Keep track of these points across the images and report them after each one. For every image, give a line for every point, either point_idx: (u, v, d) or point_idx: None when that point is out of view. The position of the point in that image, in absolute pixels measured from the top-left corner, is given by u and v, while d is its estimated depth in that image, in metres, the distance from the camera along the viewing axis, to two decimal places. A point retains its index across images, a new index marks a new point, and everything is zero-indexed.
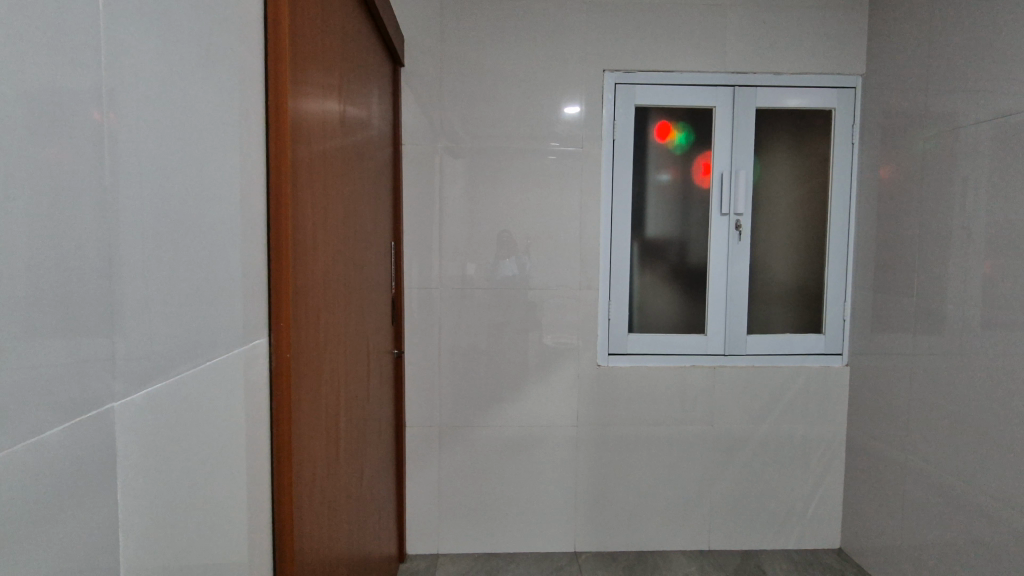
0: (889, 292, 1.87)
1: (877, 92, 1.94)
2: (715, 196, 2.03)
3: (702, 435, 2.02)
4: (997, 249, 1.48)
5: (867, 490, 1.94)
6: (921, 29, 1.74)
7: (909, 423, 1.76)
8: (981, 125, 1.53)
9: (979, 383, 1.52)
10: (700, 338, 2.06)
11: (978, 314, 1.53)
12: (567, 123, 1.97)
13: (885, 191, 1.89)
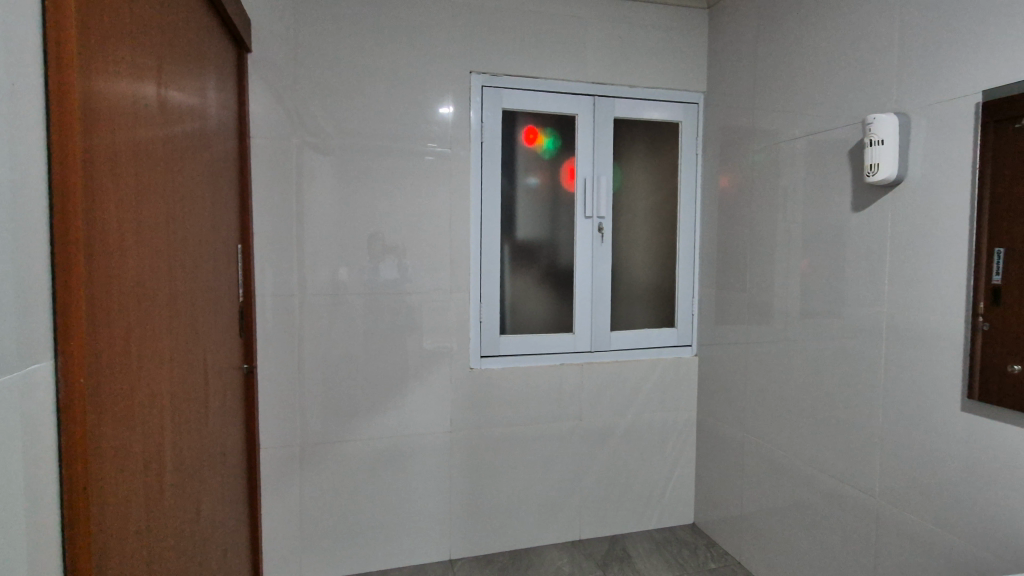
0: (727, 288, 2.09)
1: (715, 108, 2.16)
2: (578, 199, 2.12)
3: (572, 429, 2.11)
4: (811, 249, 1.71)
5: (713, 468, 2.15)
6: (750, 55, 1.97)
7: (746, 404, 1.98)
8: (796, 142, 1.77)
9: (797, 365, 1.75)
10: (568, 336, 2.14)
11: (797, 305, 1.76)
12: (436, 123, 1.94)
13: (723, 198, 2.11)
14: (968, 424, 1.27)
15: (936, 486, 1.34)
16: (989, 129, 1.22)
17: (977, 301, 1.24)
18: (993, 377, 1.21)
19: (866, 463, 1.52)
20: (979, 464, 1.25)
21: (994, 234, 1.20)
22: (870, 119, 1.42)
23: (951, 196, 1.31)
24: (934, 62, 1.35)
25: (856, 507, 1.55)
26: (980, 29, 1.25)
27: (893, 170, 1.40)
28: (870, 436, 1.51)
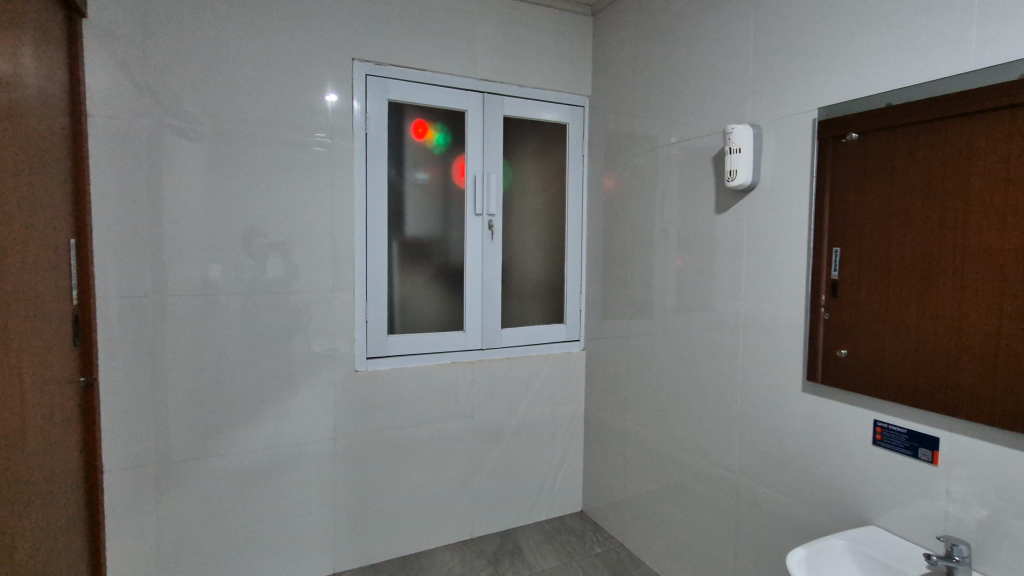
0: (611, 284, 2.19)
1: (599, 112, 2.26)
2: (469, 196, 2.11)
3: (464, 428, 2.10)
4: (683, 248, 1.85)
5: (599, 456, 2.25)
6: (630, 63, 2.08)
7: (627, 394, 2.09)
8: (671, 147, 1.89)
9: (673, 356, 1.88)
10: (460, 334, 2.12)
11: (673, 300, 1.89)
12: (317, 110, 1.82)
13: (608, 198, 2.21)
14: (808, 403, 1.44)
15: (783, 459, 1.50)
16: (824, 143, 1.38)
17: (819, 294, 1.40)
18: (830, 360, 1.37)
19: (728, 443, 1.67)
20: (816, 437, 1.42)
21: (832, 235, 1.37)
22: (729, 129, 1.56)
23: (795, 201, 1.47)
24: (781, 80, 1.51)
25: (719, 485, 1.70)
26: (817, 53, 1.42)
27: (748, 176, 1.54)
28: (731, 418, 1.66)
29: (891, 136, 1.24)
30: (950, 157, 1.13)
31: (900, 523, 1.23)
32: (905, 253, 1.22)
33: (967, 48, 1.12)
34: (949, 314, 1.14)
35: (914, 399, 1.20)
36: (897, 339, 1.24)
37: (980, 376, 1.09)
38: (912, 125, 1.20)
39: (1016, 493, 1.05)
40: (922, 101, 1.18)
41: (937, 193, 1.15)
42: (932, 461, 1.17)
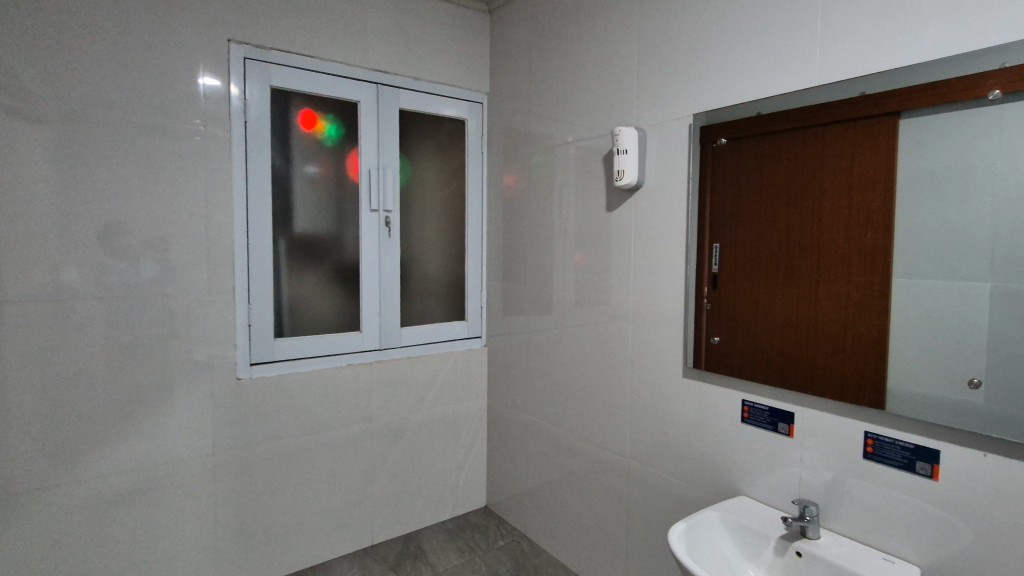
0: (512, 281, 2.23)
1: (497, 110, 2.28)
2: (364, 192, 2.03)
3: (362, 432, 2.03)
4: (578, 245, 1.92)
5: (501, 451, 2.28)
6: (526, 63, 2.12)
7: (528, 388, 2.13)
8: (566, 147, 1.96)
9: (570, 349, 1.95)
10: (356, 335, 2.04)
11: (570, 295, 1.95)
12: (190, 94, 1.66)
13: (507, 196, 2.24)
14: (687, 387, 1.56)
15: (666, 441, 1.61)
16: (704, 145, 1.49)
17: (702, 286, 1.51)
18: (711, 347, 1.49)
19: (619, 429, 1.76)
20: (694, 418, 1.54)
21: (712, 231, 1.48)
22: (617, 131, 1.64)
23: (675, 201, 1.58)
24: (661, 87, 1.62)
25: (612, 470, 1.79)
26: (692, 63, 1.53)
27: (634, 176, 1.63)
28: (622, 406, 1.75)
29: (760, 141, 1.36)
30: (808, 162, 1.26)
31: (763, 491, 1.37)
32: (774, 247, 1.34)
33: (813, 67, 1.27)
34: (809, 302, 1.27)
35: (781, 380, 1.33)
36: (768, 326, 1.36)
37: (830, 357, 1.23)
38: (777, 132, 1.33)
39: (852, 456, 1.21)
40: (785, 110, 1.31)
41: (799, 193, 1.28)
42: (788, 433, 1.32)
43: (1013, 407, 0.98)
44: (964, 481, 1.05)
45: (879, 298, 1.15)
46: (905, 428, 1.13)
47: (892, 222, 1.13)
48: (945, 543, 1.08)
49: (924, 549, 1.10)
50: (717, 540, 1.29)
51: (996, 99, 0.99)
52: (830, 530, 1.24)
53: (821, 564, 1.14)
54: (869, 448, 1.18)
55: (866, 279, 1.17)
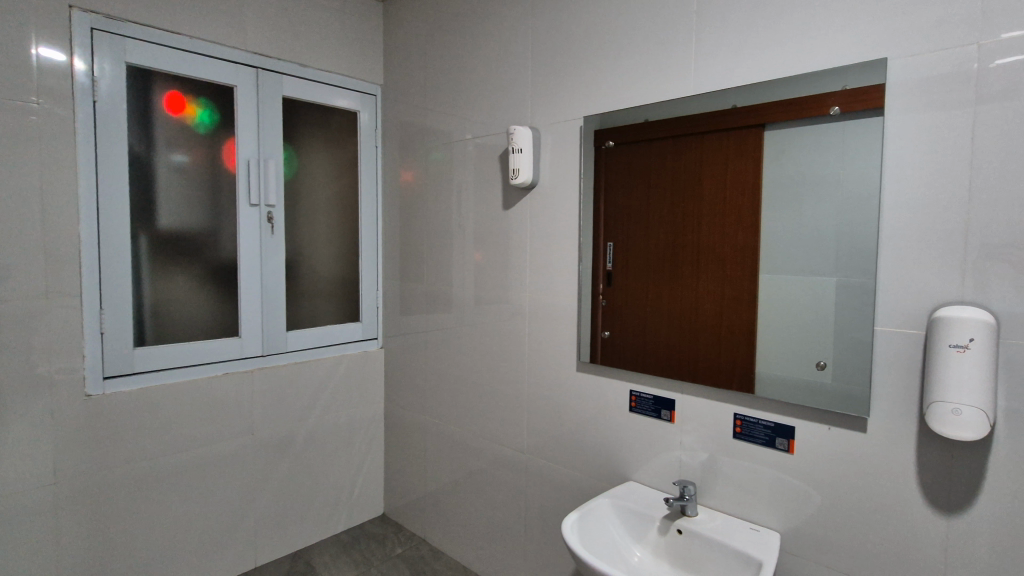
0: (409, 280, 2.17)
1: (391, 103, 2.21)
2: (242, 185, 1.87)
3: (244, 445, 1.87)
4: (475, 243, 1.92)
5: (400, 455, 2.22)
6: (421, 57, 2.08)
7: (427, 389, 2.09)
8: (462, 144, 1.94)
9: (469, 347, 1.94)
10: (235, 341, 1.87)
11: (469, 293, 1.94)
12: (21, 67, 1.43)
13: (403, 192, 2.18)
14: (580, 381, 1.61)
15: (561, 434, 1.66)
16: (597, 147, 1.54)
17: (597, 283, 1.56)
18: (605, 341, 1.54)
19: (516, 425, 1.78)
20: (586, 410, 1.60)
21: (607, 230, 1.53)
22: (512, 130, 1.65)
23: (568, 200, 1.63)
24: (552, 88, 1.66)
25: (509, 466, 1.81)
26: (580, 66, 1.58)
27: (529, 175, 1.65)
28: (519, 401, 1.78)
29: (648, 145, 1.43)
30: (689, 166, 1.35)
31: (648, 475, 1.45)
32: (661, 247, 1.41)
33: (688, 77, 1.37)
34: (690, 297, 1.36)
35: (666, 370, 1.41)
36: (655, 321, 1.43)
37: (708, 347, 1.33)
38: (663, 137, 1.40)
39: (723, 436, 1.32)
40: (670, 117, 1.39)
41: (682, 195, 1.36)
42: (670, 419, 1.41)
43: (852, 384, 1.12)
44: (813, 453, 1.19)
45: (750, 292, 1.26)
46: (767, 409, 1.25)
47: (759, 223, 1.24)
48: (800, 509, 1.21)
49: (783, 516, 1.23)
50: (607, 525, 1.34)
51: (837, 114, 1.13)
52: (706, 507, 1.34)
53: (698, 539, 1.23)
54: (738, 429, 1.29)
55: (738, 275, 1.27)
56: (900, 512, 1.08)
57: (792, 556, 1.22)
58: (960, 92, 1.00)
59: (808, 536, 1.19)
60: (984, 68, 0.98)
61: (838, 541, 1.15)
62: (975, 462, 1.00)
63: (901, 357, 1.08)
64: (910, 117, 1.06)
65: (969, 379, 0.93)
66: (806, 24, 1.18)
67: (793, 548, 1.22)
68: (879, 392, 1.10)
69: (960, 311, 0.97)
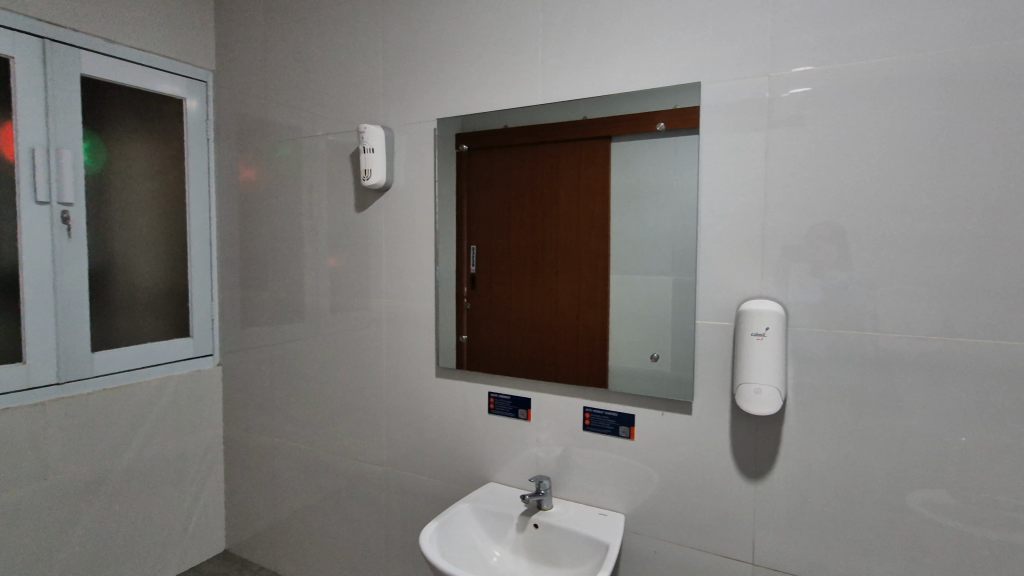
0: (251, 288, 1.97)
1: (225, 92, 1.99)
2: (25, 177, 1.55)
3: (36, 492, 1.55)
4: (327, 247, 1.80)
5: (244, 483, 2.00)
6: (261, 45, 1.90)
7: (275, 406, 1.92)
8: (310, 141, 1.82)
9: (322, 358, 1.82)
10: (19, 367, 1.54)
11: (322, 300, 1.82)
12: None
13: (243, 192, 1.97)
14: (439, 386, 1.59)
15: (420, 442, 1.62)
16: (457, 150, 1.53)
17: (461, 286, 1.54)
18: (467, 345, 1.53)
19: (374, 437, 1.71)
20: (445, 416, 1.58)
21: (470, 233, 1.52)
22: (363, 128, 1.58)
23: (425, 203, 1.60)
24: (404, 88, 1.62)
25: (368, 480, 1.72)
26: (433, 67, 1.56)
27: (382, 177, 1.60)
28: (376, 412, 1.71)
29: (508, 151, 1.45)
30: (547, 173, 1.39)
31: (507, 474, 1.48)
32: (519, 251, 1.45)
33: (536, 86, 1.42)
34: (550, 299, 1.41)
35: (526, 371, 1.45)
36: (516, 323, 1.46)
37: (567, 347, 1.39)
38: (522, 144, 1.43)
39: (575, 430, 1.39)
40: (526, 124, 1.42)
41: (541, 202, 1.41)
42: (526, 417, 1.45)
43: (681, 372, 1.25)
44: (650, 438, 1.30)
45: (601, 294, 1.34)
46: (611, 400, 1.34)
47: (608, 229, 1.33)
48: (641, 490, 1.31)
49: (627, 499, 1.33)
50: (467, 529, 1.34)
51: (662, 131, 1.25)
52: (560, 498, 1.40)
53: (553, 531, 1.28)
54: (587, 421, 1.37)
55: (592, 278, 1.35)
56: (720, 482, 1.22)
57: (635, 534, 1.32)
58: (756, 117, 1.17)
59: (646, 515, 1.30)
60: (772, 98, 1.15)
61: (672, 516, 1.28)
62: (773, 432, 1.17)
63: (717, 346, 1.22)
64: (719, 135, 1.20)
65: (767, 361, 1.09)
66: (636, 45, 1.29)
67: (635, 526, 1.32)
68: (701, 378, 1.24)
69: (759, 304, 1.13)
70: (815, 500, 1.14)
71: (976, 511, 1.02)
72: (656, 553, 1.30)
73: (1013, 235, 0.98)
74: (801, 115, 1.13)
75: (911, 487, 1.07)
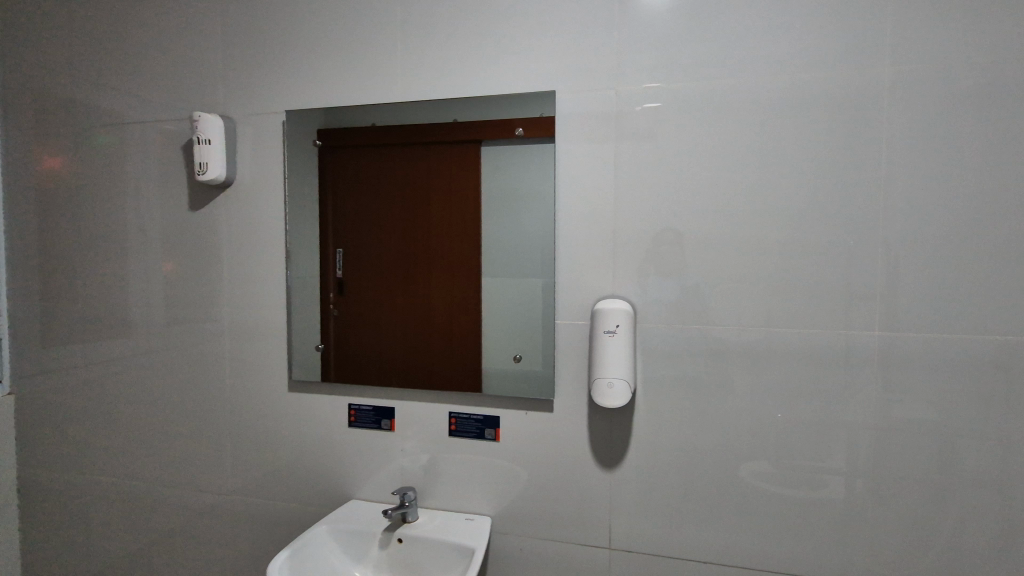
0: (57, 299, 1.66)
1: (16, 64, 1.66)
2: None
3: None
4: (154, 251, 1.57)
5: (52, 531, 1.69)
6: (65, 11, 1.61)
7: (92, 438, 1.64)
8: (132, 129, 1.58)
9: (151, 378, 1.58)
10: None
11: (151, 312, 1.59)
12: None
13: (42, 185, 1.65)
14: (293, 401, 1.47)
15: (272, 464, 1.48)
16: (316, 146, 1.42)
17: (327, 292, 1.43)
18: (326, 356, 1.43)
19: (219, 463, 1.53)
20: (300, 434, 1.46)
21: (336, 236, 1.42)
22: (197, 117, 1.40)
23: (273, 202, 1.47)
24: (246, 76, 1.47)
25: (213, 511, 1.54)
26: (279, 54, 1.44)
27: (221, 171, 1.43)
28: (220, 435, 1.53)
29: (372, 150, 1.38)
30: (416, 174, 1.35)
31: (370, 488, 1.41)
32: (384, 255, 1.39)
33: (394, 83, 1.37)
34: (418, 305, 1.37)
35: (392, 380, 1.39)
36: (381, 330, 1.40)
37: (436, 353, 1.36)
38: (389, 143, 1.37)
39: (440, 436, 1.36)
40: (387, 122, 1.37)
41: (411, 204, 1.36)
42: (390, 428, 1.39)
43: (542, 371, 1.28)
44: (514, 438, 1.31)
45: (470, 297, 1.33)
46: (476, 403, 1.34)
47: (478, 233, 1.32)
48: (506, 490, 1.32)
49: (493, 501, 1.33)
50: (324, 554, 1.25)
51: (521, 136, 1.28)
52: (426, 508, 1.37)
53: (418, 542, 1.24)
54: (453, 426, 1.35)
55: (461, 281, 1.34)
56: (579, 475, 1.28)
57: (502, 535, 1.33)
58: (604, 127, 1.24)
59: (512, 514, 1.32)
60: (619, 110, 1.23)
61: (536, 512, 1.30)
62: (625, 423, 1.25)
63: (574, 344, 1.28)
64: (573, 143, 1.26)
65: (617, 356, 1.16)
66: (493, 49, 1.29)
67: (501, 527, 1.33)
68: (560, 376, 1.29)
69: (610, 303, 1.20)
70: (661, 482, 1.23)
71: (788, 476, 1.18)
72: (521, 551, 1.32)
73: (809, 238, 1.15)
74: (643, 128, 1.22)
75: (737, 461, 1.20)
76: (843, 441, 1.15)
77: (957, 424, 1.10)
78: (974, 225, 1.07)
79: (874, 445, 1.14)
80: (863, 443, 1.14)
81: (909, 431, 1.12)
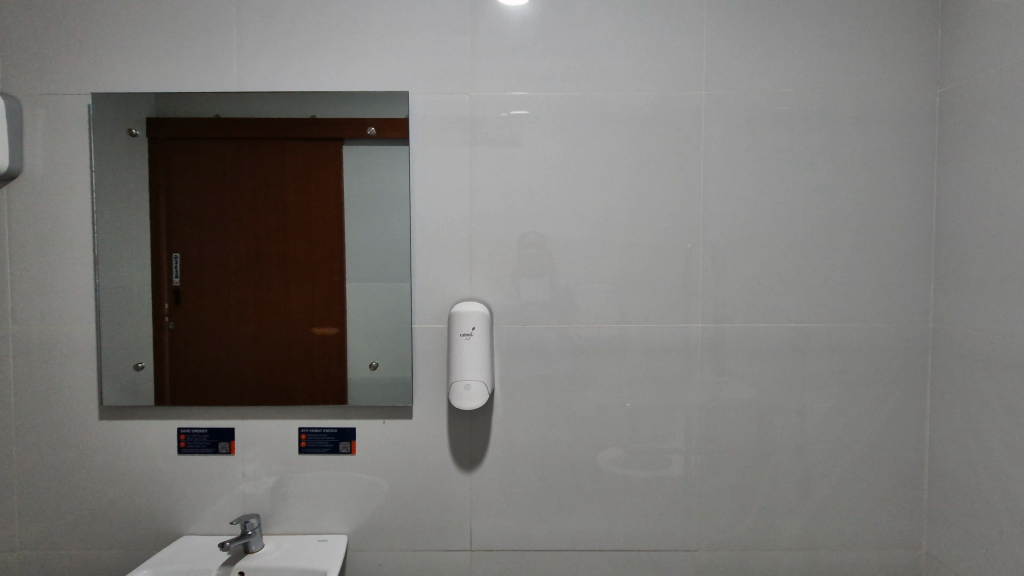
0: None
1: None
2: None
3: None
4: None
5: None
6: None
7: None
8: None
9: None
10: None
11: None
12: None
13: None
14: (107, 430, 1.26)
15: (82, 506, 1.27)
16: (137, 137, 1.24)
17: (157, 302, 1.26)
18: (153, 375, 1.26)
19: (7, 512, 1.27)
20: (118, 466, 1.26)
21: (164, 238, 1.25)
22: None
23: (78, 199, 1.25)
24: (36, 48, 1.24)
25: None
26: (80, 26, 1.23)
27: (4, 160, 1.20)
28: (7, 478, 1.27)
29: (205, 144, 1.24)
30: (259, 172, 1.24)
31: (207, 520, 1.26)
32: (222, 259, 1.25)
33: (229, 71, 1.24)
34: (264, 314, 1.25)
35: (235, 397, 1.26)
36: (220, 343, 1.26)
37: (286, 365, 1.26)
38: (228, 136, 1.24)
39: (289, 455, 1.26)
40: (222, 114, 1.24)
41: (254, 203, 1.24)
42: (229, 451, 1.26)
43: (399, 377, 1.25)
44: (371, 449, 1.26)
45: (323, 304, 1.25)
46: (329, 416, 1.26)
47: (330, 236, 1.25)
48: (364, 504, 1.26)
49: (349, 518, 1.26)
50: None
51: (374, 136, 1.23)
52: (273, 534, 1.26)
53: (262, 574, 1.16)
54: (303, 443, 1.26)
55: (313, 287, 1.25)
56: (439, 480, 1.26)
57: (359, 552, 1.26)
58: (458, 130, 1.24)
59: (370, 529, 1.26)
60: (474, 115, 1.24)
61: (396, 523, 1.26)
62: (483, 424, 1.26)
63: (431, 348, 1.26)
64: (428, 145, 1.24)
65: (473, 357, 1.16)
66: (342, 44, 1.24)
67: (360, 544, 1.26)
68: (418, 382, 1.26)
69: (466, 306, 1.20)
70: (519, 478, 1.27)
71: (631, 460, 1.27)
72: (381, 565, 1.27)
73: (645, 241, 1.26)
74: (497, 134, 1.24)
75: (588, 451, 1.27)
76: (677, 424, 1.28)
77: (765, 401, 1.27)
78: (772, 230, 1.25)
79: (701, 425, 1.28)
80: (693, 425, 1.28)
81: (728, 410, 1.28)
